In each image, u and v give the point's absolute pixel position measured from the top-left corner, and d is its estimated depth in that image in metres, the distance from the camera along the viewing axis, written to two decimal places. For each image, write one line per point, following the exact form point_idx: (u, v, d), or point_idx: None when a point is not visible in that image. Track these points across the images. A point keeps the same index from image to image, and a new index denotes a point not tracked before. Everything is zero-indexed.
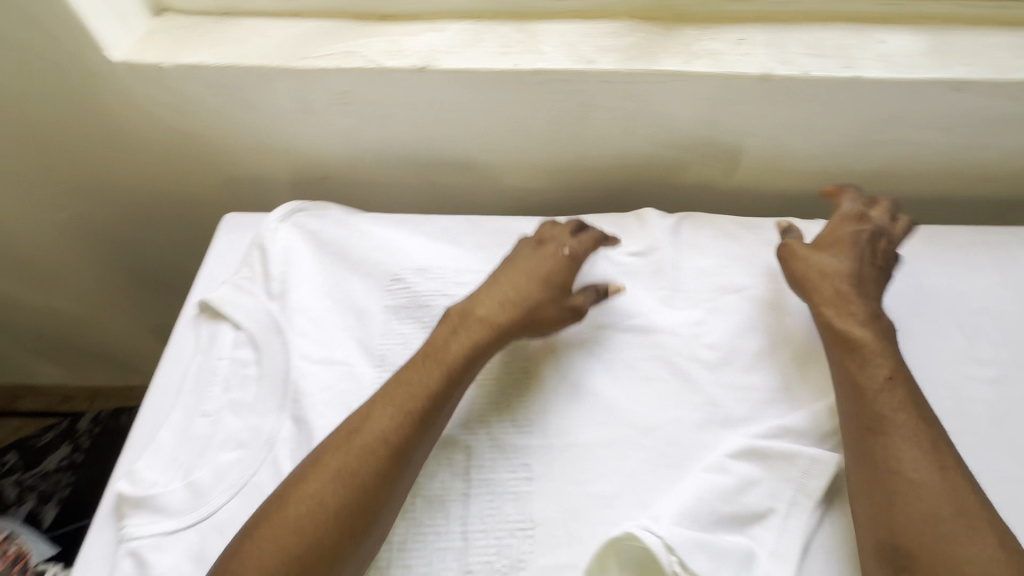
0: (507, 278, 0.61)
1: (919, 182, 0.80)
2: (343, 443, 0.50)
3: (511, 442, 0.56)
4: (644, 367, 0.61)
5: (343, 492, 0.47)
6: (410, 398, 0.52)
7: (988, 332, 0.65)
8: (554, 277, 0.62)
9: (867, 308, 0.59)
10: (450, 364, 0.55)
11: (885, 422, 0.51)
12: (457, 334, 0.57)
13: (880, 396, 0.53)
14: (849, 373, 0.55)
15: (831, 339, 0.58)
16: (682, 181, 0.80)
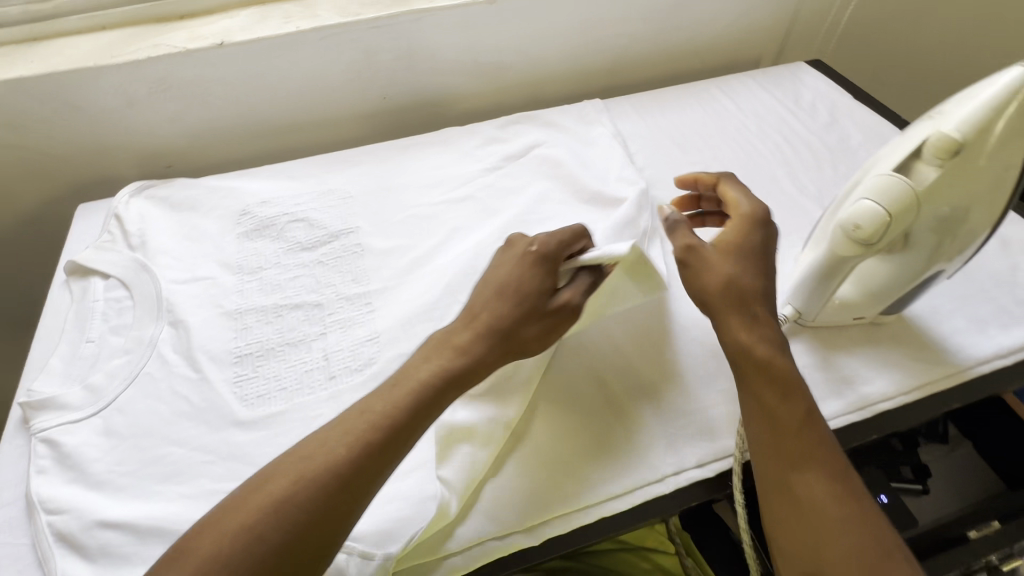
0: (489, 303, 0.56)
1: (643, 63, 1.07)
2: (351, 419, 0.48)
3: (354, 292, 0.70)
4: (452, 221, 0.78)
5: (344, 463, 0.46)
6: (374, 422, 0.48)
7: (697, 143, 0.89)
8: (523, 299, 0.55)
9: (765, 324, 0.54)
10: (414, 392, 0.50)
11: (802, 451, 0.49)
12: (424, 366, 0.52)
13: (794, 425, 0.50)
14: (763, 409, 0.51)
15: (749, 363, 0.52)
16: (471, 99, 1.01)
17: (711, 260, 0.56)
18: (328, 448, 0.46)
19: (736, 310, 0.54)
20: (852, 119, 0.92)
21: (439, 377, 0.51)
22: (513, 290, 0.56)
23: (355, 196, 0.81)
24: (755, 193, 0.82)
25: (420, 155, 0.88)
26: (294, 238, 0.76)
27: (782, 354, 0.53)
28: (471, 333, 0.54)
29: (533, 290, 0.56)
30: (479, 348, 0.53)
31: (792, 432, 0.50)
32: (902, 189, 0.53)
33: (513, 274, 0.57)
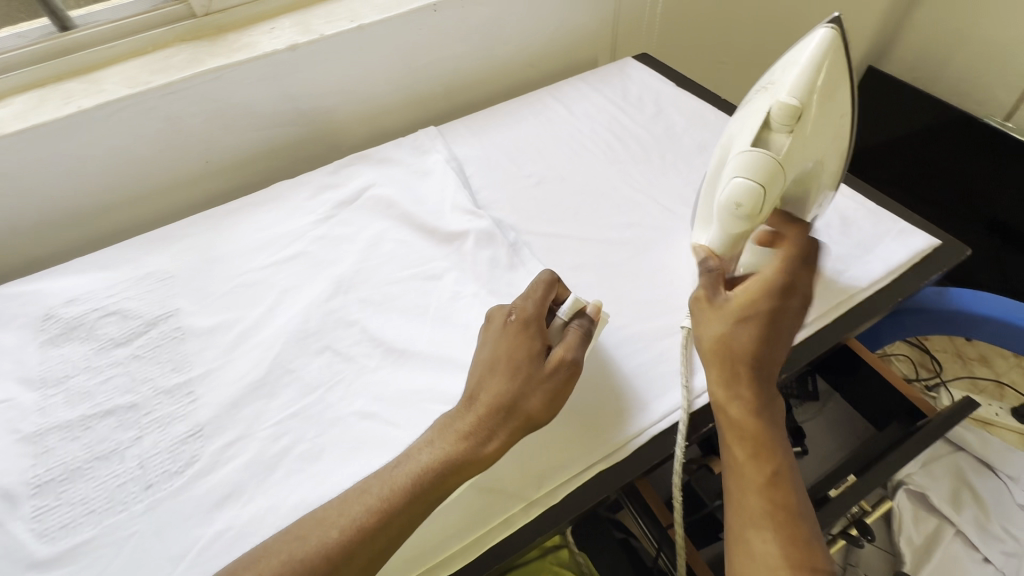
0: (488, 380, 0.55)
1: (479, 81, 1.07)
2: (373, 489, 0.50)
3: (173, 383, 0.64)
4: (283, 283, 0.73)
5: (341, 543, 0.47)
6: (393, 492, 0.49)
7: (532, 155, 0.89)
8: (520, 373, 0.54)
9: (772, 428, 0.49)
10: (422, 472, 0.50)
11: (757, 511, 0.46)
12: (438, 445, 0.52)
13: (756, 482, 0.47)
14: (735, 462, 0.49)
15: (724, 423, 0.50)
16: (306, 147, 0.98)
17: (716, 344, 0.51)
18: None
19: (731, 393, 0.50)
20: (676, 107, 0.95)
21: (443, 466, 0.50)
22: (506, 363, 0.55)
23: (176, 274, 0.76)
24: (589, 195, 0.82)
25: (248, 216, 0.83)
26: (106, 334, 0.69)
27: (758, 414, 0.49)
28: (474, 414, 0.53)
29: (524, 356, 0.56)
30: (483, 426, 0.52)
31: (769, 478, 0.47)
32: (771, 162, 0.48)
33: (502, 346, 0.57)
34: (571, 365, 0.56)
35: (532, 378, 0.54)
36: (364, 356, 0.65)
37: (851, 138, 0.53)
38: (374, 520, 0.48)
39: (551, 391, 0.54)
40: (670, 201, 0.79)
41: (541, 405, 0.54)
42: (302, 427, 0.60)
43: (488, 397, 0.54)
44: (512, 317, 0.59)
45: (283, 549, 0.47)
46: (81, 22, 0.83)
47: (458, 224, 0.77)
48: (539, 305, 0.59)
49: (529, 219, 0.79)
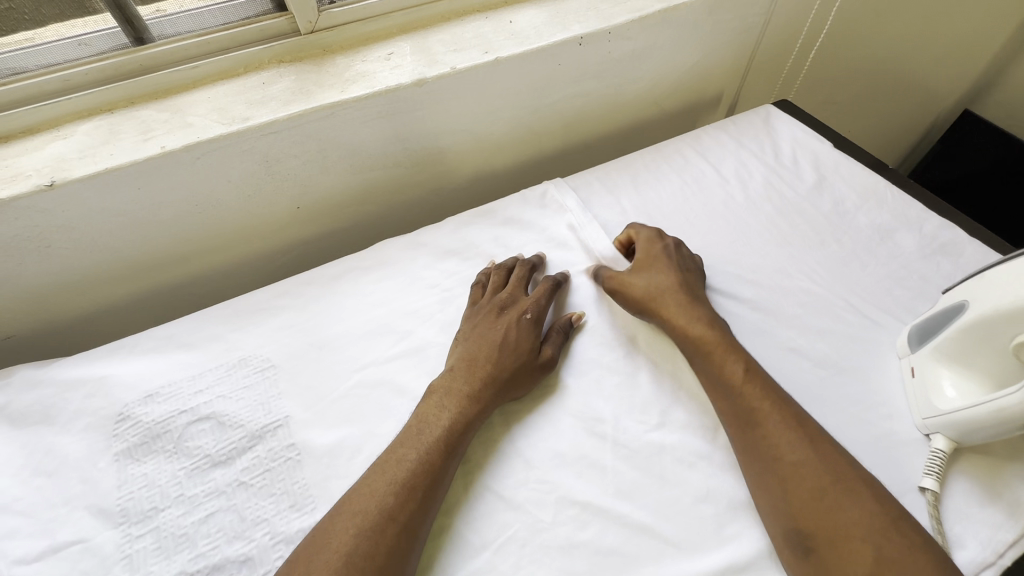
0: (459, 356, 0.61)
1: (599, 122, 0.93)
2: (392, 467, 0.52)
3: (296, 529, 0.51)
4: (415, 388, 0.60)
5: (398, 507, 0.49)
6: (412, 468, 0.51)
7: (682, 226, 0.77)
8: (472, 341, 0.62)
9: (707, 314, 0.62)
10: (423, 449, 0.52)
11: (756, 412, 0.54)
12: (427, 425, 0.54)
13: (745, 387, 0.55)
14: (713, 373, 0.58)
15: (678, 333, 0.61)
16: (406, 192, 0.83)
17: (629, 280, 0.66)
18: (344, 568, 0.44)
19: (675, 303, 0.63)
20: (842, 176, 0.82)
21: (456, 423, 0.55)
22: (478, 348, 0.61)
23: (278, 364, 0.62)
24: (764, 286, 0.70)
25: (358, 286, 0.69)
26: (201, 449, 0.55)
27: (711, 326, 0.61)
28: (452, 377, 0.59)
29: (491, 341, 0.61)
30: (476, 387, 0.57)
31: (741, 402, 0.55)
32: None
33: (478, 327, 0.63)
34: (524, 333, 0.62)
35: (491, 351, 0.60)
36: (533, 505, 0.53)
37: None
38: (415, 483, 0.50)
39: (506, 358, 0.60)
40: (862, 302, 0.68)
41: (504, 368, 0.59)
42: None
43: (460, 368, 0.59)
44: (487, 306, 0.65)
45: (343, 526, 0.47)
46: (160, 31, 0.66)
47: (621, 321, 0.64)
48: (511, 290, 0.66)
49: None
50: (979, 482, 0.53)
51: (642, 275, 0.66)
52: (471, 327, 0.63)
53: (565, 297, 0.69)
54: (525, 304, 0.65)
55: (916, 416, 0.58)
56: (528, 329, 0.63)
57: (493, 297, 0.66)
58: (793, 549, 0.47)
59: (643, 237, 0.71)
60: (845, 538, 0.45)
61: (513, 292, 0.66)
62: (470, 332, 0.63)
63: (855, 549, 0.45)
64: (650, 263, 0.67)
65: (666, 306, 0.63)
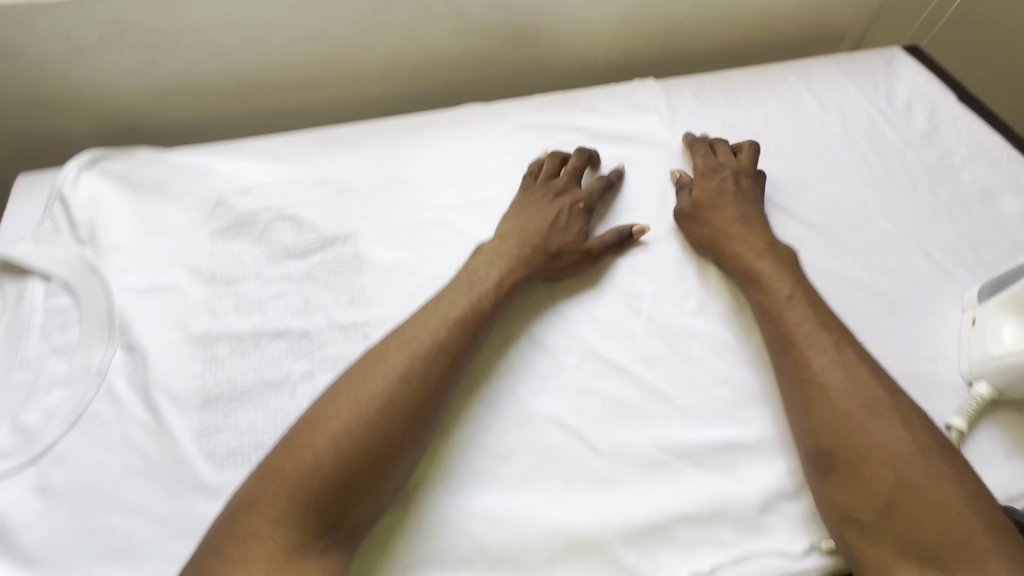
0: (504, 227, 0.62)
1: (705, 35, 0.89)
2: (441, 305, 0.54)
3: (349, 320, 0.57)
4: (471, 235, 0.64)
5: (445, 339, 0.52)
6: (463, 311, 0.54)
7: (767, 146, 0.74)
8: (521, 218, 0.63)
9: (764, 239, 0.61)
10: (468, 298, 0.55)
11: (796, 338, 0.53)
12: (468, 278, 0.57)
13: (788, 315, 0.55)
14: (758, 301, 0.57)
15: (734, 259, 0.61)
16: (496, 68, 0.84)
17: (694, 207, 0.65)
18: (398, 380, 0.48)
19: (735, 233, 0.62)
20: (957, 130, 0.76)
21: (505, 282, 0.57)
22: (531, 224, 0.62)
23: (354, 189, 0.67)
24: (837, 217, 0.68)
25: (437, 139, 0.73)
26: (279, 240, 0.62)
27: (766, 256, 0.60)
28: (499, 245, 0.60)
29: (539, 220, 0.63)
30: (523, 254, 0.60)
31: (781, 328, 0.55)
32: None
33: (528, 207, 0.64)
34: (574, 218, 0.64)
35: (541, 229, 0.62)
36: (561, 351, 0.57)
37: None
38: (455, 321, 0.53)
39: (557, 237, 0.61)
40: (939, 253, 0.65)
41: (553, 244, 0.61)
42: (489, 416, 0.53)
43: (507, 239, 0.61)
44: (535, 190, 0.66)
45: (397, 350, 0.50)
46: None
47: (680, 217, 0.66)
48: (566, 181, 0.67)
49: None
50: (1009, 434, 0.53)
51: (705, 203, 0.65)
52: (524, 206, 0.64)
53: (614, 199, 0.69)
54: (580, 193, 0.66)
55: (963, 362, 0.57)
56: (577, 217, 0.64)
57: (547, 184, 0.67)
58: (816, 469, 0.49)
59: (705, 168, 0.68)
60: (869, 463, 0.46)
61: (567, 184, 0.67)
62: (523, 207, 0.64)
63: (879, 472, 0.46)
64: (710, 186, 0.66)
65: (730, 232, 0.62)
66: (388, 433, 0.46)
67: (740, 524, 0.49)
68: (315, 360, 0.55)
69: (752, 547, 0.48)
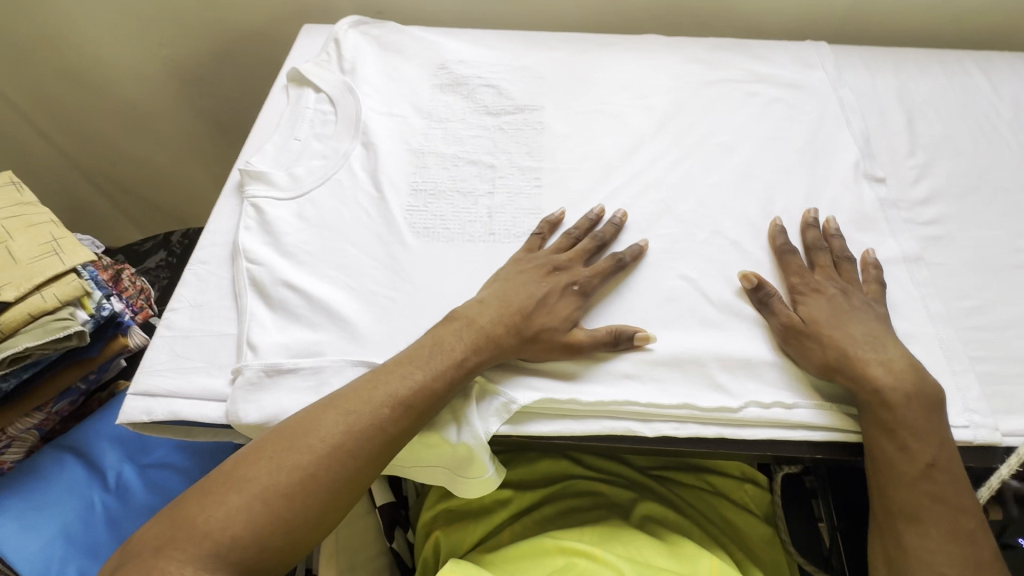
0: (505, 287, 0.58)
1: (889, 21, 0.92)
2: (390, 377, 0.51)
3: (525, 165, 0.72)
4: (634, 129, 0.76)
5: (388, 419, 0.50)
6: (416, 388, 0.51)
7: (928, 116, 0.78)
8: (524, 288, 0.58)
9: (909, 379, 0.52)
10: (435, 370, 0.52)
11: (921, 513, 0.49)
12: (440, 342, 0.53)
13: (914, 487, 0.49)
14: (889, 457, 0.50)
15: (875, 403, 0.51)
16: (679, 18, 0.95)
17: (817, 334, 0.54)
18: (325, 458, 0.47)
19: (869, 367, 0.52)
20: None
21: (468, 361, 0.53)
22: (514, 302, 0.57)
23: (545, 78, 0.81)
24: (988, 185, 0.70)
25: (620, 55, 0.85)
26: (483, 101, 0.78)
27: (913, 407, 0.51)
28: (489, 313, 0.55)
29: (530, 298, 0.57)
30: (497, 331, 0.54)
31: (908, 495, 0.49)
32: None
33: (514, 282, 0.59)
34: (563, 300, 0.58)
35: (538, 308, 0.57)
36: (694, 225, 0.66)
37: None
38: (414, 399, 0.51)
39: (546, 323, 0.56)
40: None
41: (545, 330, 0.56)
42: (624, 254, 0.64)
43: (490, 310, 0.56)
44: (528, 262, 0.61)
45: (333, 417, 0.49)
46: None
47: (825, 155, 0.72)
48: (572, 256, 0.61)
49: (906, 180, 0.70)
50: None
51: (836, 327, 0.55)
52: (510, 277, 0.59)
53: (620, 281, 0.62)
54: (579, 274, 0.60)
55: None
56: (570, 300, 0.58)
57: (551, 255, 0.61)
58: None
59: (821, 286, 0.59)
60: None
61: (573, 260, 0.61)
62: (508, 281, 0.59)
63: None
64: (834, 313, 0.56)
65: (864, 360, 0.52)
66: (317, 530, 0.47)
67: (828, 384, 0.55)
68: (497, 185, 0.70)
69: (833, 402, 0.54)
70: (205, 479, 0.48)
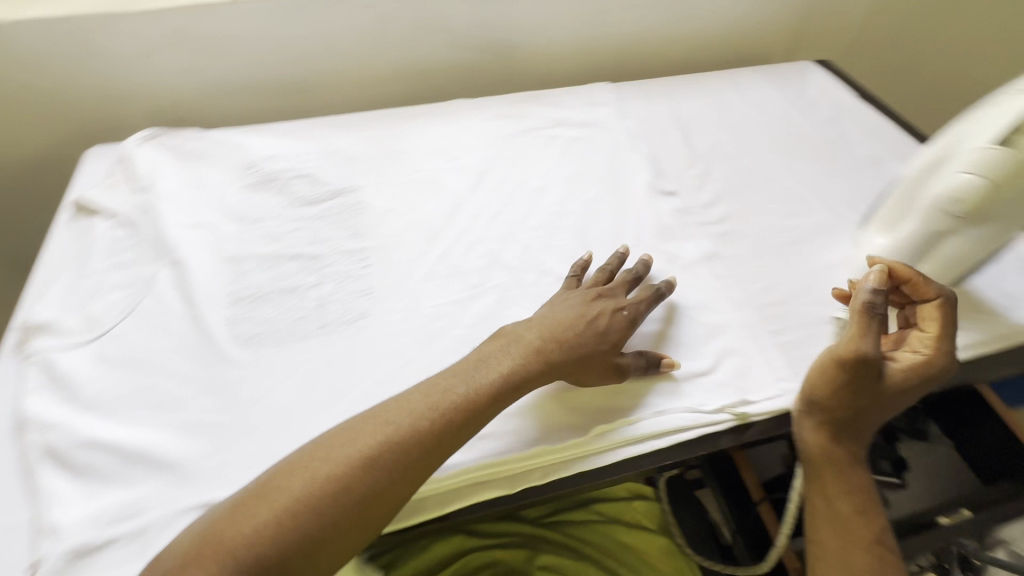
0: (554, 319, 0.57)
1: (654, 55, 1.07)
2: (387, 419, 0.48)
3: (350, 247, 0.71)
4: (453, 190, 0.79)
5: (383, 471, 0.45)
6: (410, 430, 0.47)
7: (699, 129, 0.90)
8: (574, 326, 0.57)
9: (926, 367, 0.54)
10: (440, 414, 0.48)
11: (855, 500, 0.52)
12: (443, 386, 0.50)
13: (851, 477, 0.53)
14: (840, 448, 0.54)
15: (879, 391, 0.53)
16: (480, 79, 1.02)
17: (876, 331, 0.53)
18: (320, 511, 0.42)
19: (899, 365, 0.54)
20: (854, 117, 0.93)
21: (480, 397, 0.50)
22: (562, 334, 0.56)
23: (359, 158, 0.83)
24: (754, 178, 0.82)
25: (428, 122, 0.89)
26: (298, 193, 0.77)
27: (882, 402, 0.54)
28: (520, 347, 0.54)
29: (582, 331, 0.57)
30: (553, 361, 0.54)
31: (850, 482, 0.53)
32: (1007, 163, 0.51)
33: (553, 320, 0.57)
34: (621, 329, 0.59)
35: (590, 338, 0.57)
36: (522, 270, 0.69)
37: None
38: (414, 442, 0.47)
39: (598, 354, 0.57)
40: (838, 203, 0.79)
41: (593, 360, 0.56)
42: (460, 314, 0.65)
43: (532, 344, 0.55)
44: (592, 295, 0.61)
45: (326, 465, 0.44)
46: None
47: (623, 180, 0.81)
48: (614, 286, 0.63)
49: (692, 188, 0.80)
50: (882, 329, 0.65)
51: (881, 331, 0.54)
52: (542, 316, 0.58)
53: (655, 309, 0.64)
54: (623, 301, 0.61)
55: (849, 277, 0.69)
56: (620, 324, 0.59)
57: (592, 286, 0.63)
58: None
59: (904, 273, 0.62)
60: None
61: (615, 288, 0.63)
62: (558, 305, 0.60)
63: None
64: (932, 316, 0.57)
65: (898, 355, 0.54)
66: None
67: (664, 391, 0.58)
68: (324, 275, 0.68)
69: (670, 406, 0.57)
70: (195, 538, 0.41)
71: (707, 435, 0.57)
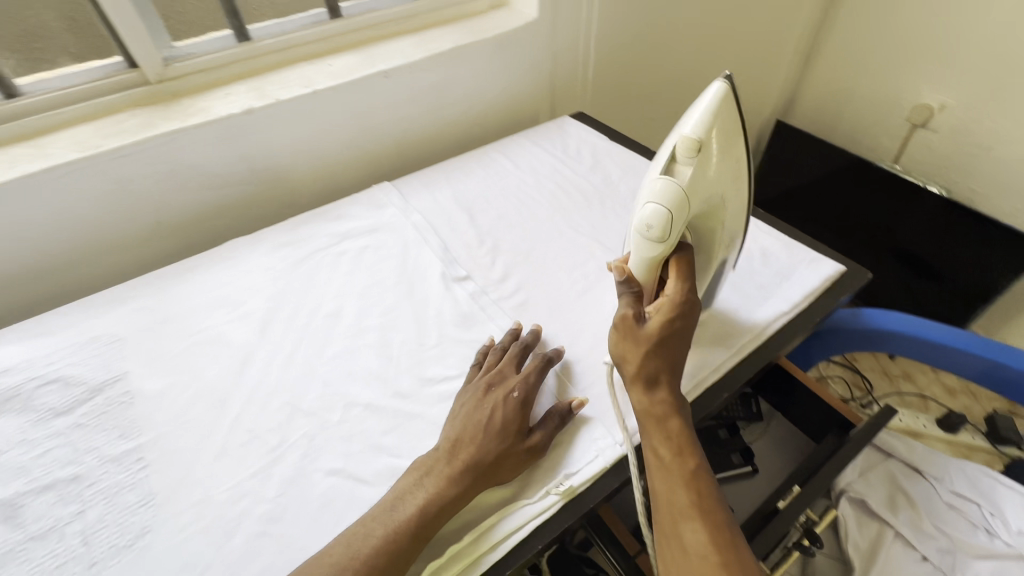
0: (462, 424, 0.59)
1: (431, 142, 1.12)
2: (360, 537, 0.51)
3: (119, 451, 0.62)
4: (239, 341, 0.73)
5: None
6: (376, 545, 0.50)
7: (482, 205, 0.95)
8: (484, 422, 0.59)
9: (681, 313, 0.61)
10: (406, 520, 0.52)
11: (670, 438, 0.55)
12: (404, 496, 0.54)
13: (668, 420, 0.56)
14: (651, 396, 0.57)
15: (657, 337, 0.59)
16: (260, 207, 0.99)
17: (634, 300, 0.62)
18: None
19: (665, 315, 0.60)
20: (611, 159, 1.04)
21: (428, 509, 0.53)
22: (471, 437, 0.57)
23: (124, 337, 0.74)
24: (539, 239, 0.87)
25: (202, 272, 0.83)
26: (46, 404, 0.66)
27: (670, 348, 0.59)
28: (445, 453, 0.57)
29: (479, 433, 0.57)
30: (457, 471, 0.55)
31: (663, 422, 0.55)
32: (677, 190, 0.59)
33: (490, 402, 0.60)
34: (519, 412, 0.60)
35: (490, 439, 0.57)
36: (325, 410, 0.65)
37: (742, 180, 0.64)
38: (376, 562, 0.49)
39: (507, 451, 0.57)
40: (613, 243, 0.86)
41: (502, 457, 0.57)
42: (261, 487, 0.58)
43: (444, 457, 0.56)
44: (482, 387, 0.63)
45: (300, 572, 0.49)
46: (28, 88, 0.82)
47: (417, 278, 0.81)
48: (503, 368, 0.65)
49: (484, 266, 0.83)
50: None
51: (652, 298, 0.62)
52: (478, 401, 0.61)
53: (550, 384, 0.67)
54: (513, 383, 0.63)
55: None
56: (515, 410, 0.60)
57: (483, 376, 0.64)
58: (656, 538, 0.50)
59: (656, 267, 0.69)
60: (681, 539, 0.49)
61: (504, 372, 0.64)
62: (455, 415, 0.60)
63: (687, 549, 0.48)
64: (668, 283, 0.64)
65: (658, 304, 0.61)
66: None
67: (488, 495, 0.57)
68: (88, 497, 0.58)
69: (500, 512, 0.56)
70: None
71: (541, 525, 0.56)
